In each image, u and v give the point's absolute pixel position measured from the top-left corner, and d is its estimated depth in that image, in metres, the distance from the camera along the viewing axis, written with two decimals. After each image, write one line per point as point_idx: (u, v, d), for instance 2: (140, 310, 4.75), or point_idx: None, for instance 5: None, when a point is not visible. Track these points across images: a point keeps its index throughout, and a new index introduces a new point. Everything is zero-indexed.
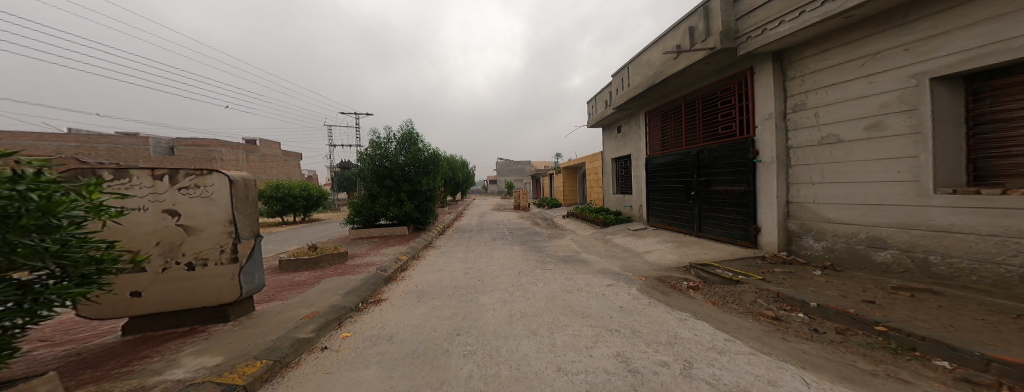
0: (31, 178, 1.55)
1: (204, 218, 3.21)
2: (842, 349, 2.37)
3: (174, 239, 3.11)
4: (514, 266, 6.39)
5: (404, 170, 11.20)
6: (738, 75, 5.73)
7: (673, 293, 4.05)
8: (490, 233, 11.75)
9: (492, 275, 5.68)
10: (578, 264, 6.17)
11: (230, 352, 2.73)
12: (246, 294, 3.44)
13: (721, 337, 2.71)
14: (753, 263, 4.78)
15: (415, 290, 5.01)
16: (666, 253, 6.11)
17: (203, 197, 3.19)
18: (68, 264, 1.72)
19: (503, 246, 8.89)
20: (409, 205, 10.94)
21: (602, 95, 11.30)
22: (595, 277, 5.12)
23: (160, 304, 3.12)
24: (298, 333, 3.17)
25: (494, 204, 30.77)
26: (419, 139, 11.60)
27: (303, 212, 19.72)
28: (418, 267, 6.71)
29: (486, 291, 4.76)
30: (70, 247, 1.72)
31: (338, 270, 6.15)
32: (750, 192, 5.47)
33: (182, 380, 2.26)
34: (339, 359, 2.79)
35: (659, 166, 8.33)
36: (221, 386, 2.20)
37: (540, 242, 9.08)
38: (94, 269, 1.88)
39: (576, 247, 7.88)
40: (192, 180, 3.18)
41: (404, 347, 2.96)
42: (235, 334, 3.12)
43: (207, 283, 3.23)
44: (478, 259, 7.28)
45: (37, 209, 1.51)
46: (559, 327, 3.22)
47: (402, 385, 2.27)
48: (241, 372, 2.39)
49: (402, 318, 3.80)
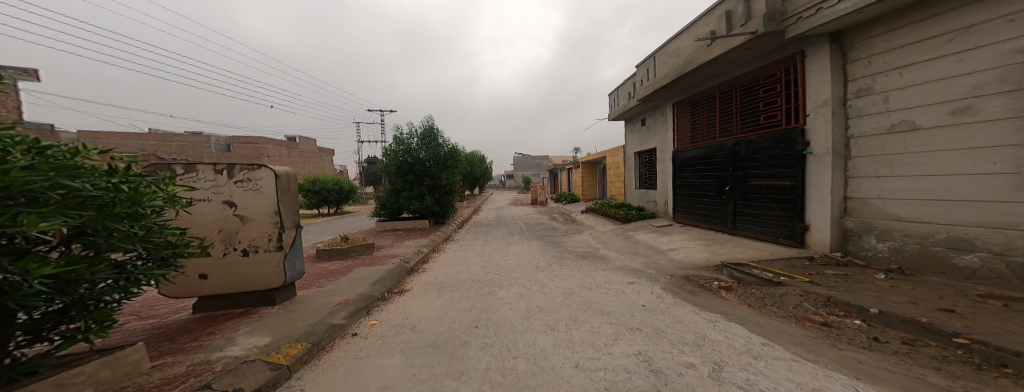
0: (123, 172, 1.96)
1: (254, 209, 3.41)
2: (908, 362, 2.17)
3: (231, 228, 3.33)
4: (530, 261, 6.36)
5: (425, 165, 11.41)
6: (786, 60, 5.36)
7: (701, 293, 3.88)
8: (507, 227, 11.76)
9: (508, 269, 5.69)
10: (597, 261, 6.06)
11: (276, 334, 2.89)
12: (289, 280, 3.61)
13: (756, 341, 2.57)
14: (799, 264, 4.50)
15: (435, 281, 5.12)
16: (693, 251, 5.87)
17: (253, 190, 3.39)
18: (152, 247, 2.09)
19: (519, 240, 8.87)
20: (429, 199, 11.15)
21: (624, 87, 11.01)
22: (615, 274, 5.00)
23: (219, 287, 3.37)
24: (332, 318, 3.31)
25: (510, 199, 30.74)
26: (438, 134, 11.79)
27: (334, 205, 20.51)
28: (438, 260, 6.84)
29: (502, 285, 4.77)
30: (153, 232, 2.10)
31: (366, 260, 6.41)
32: (799, 187, 5.12)
33: (238, 357, 2.46)
34: (366, 345, 2.88)
35: (688, 159, 8.00)
36: (268, 365, 2.35)
37: (560, 237, 9.01)
38: (170, 252, 2.24)
39: (595, 243, 7.73)
40: (241, 175, 3.37)
41: (425, 337, 3.01)
42: (279, 317, 3.30)
43: (257, 269, 3.42)
44: (496, 253, 7.33)
45: (127, 199, 1.91)
46: (576, 323, 3.17)
47: (422, 373, 2.31)
48: (285, 352, 2.55)
49: (423, 308, 3.89)
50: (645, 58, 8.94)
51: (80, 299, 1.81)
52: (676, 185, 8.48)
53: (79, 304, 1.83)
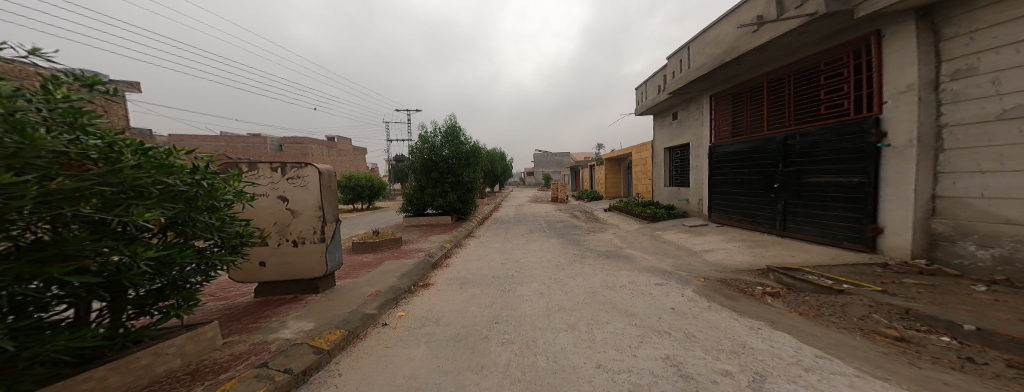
0: (204, 170, 2.37)
1: (303, 204, 3.66)
2: (1012, 387, 1.90)
3: (284, 220, 3.61)
4: (551, 258, 6.30)
5: (448, 163, 11.62)
6: (856, 41, 4.88)
7: (739, 298, 3.65)
8: (527, 224, 11.72)
9: (528, 266, 5.66)
10: (621, 261, 5.89)
11: (320, 320, 3.11)
12: (330, 270, 3.82)
13: (807, 352, 2.37)
14: (870, 272, 4.07)
15: (457, 276, 5.19)
16: (732, 254, 5.54)
17: (301, 186, 3.63)
18: (226, 236, 2.56)
19: (540, 238, 8.81)
20: (452, 196, 11.32)
21: (653, 80, 10.62)
22: (641, 275, 4.83)
23: (273, 274, 3.65)
24: (365, 308, 3.45)
25: (530, 196, 30.64)
26: (461, 132, 11.94)
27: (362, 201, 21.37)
28: (460, 255, 6.94)
29: (522, 282, 4.73)
30: (227, 223, 2.55)
31: (394, 254, 6.63)
32: (871, 183, 4.67)
33: (289, 340, 2.72)
34: (396, 335, 2.96)
35: (728, 154, 7.61)
36: (312, 349, 2.56)
37: (582, 235, 8.85)
38: (239, 241, 2.72)
39: (619, 242, 7.51)
40: (293, 172, 3.63)
41: (448, 330, 3.04)
42: (322, 305, 3.52)
43: (304, 258, 3.66)
44: (516, 250, 7.31)
45: (206, 194, 2.35)
46: (599, 323, 3.08)
47: (445, 365, 2.38)
48: (326, 338, 2.74)
49: (446, 302, 3.94)
50: (677, 49, 8.57)
51: (174, 280, 2.27)
52: (715, 183, 8.08)
53: (172, 285, 2.26)
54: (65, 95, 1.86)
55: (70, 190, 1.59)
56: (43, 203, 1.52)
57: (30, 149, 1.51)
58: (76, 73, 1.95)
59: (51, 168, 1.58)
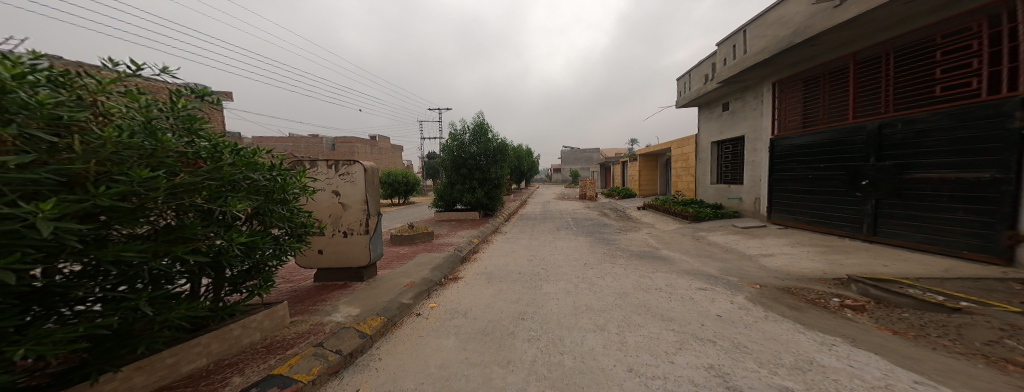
0: (279, 167, 2.78)
1: (352, 198, 4.29)
2: None
3: (337, 212, 4.26)
4: (579, 256, 6.17)
5: (476, 159, 11.77)
6: (992, 7, 4.18)
7: (792, 307, 3.35)
8: (554, 222, 11.58)
9: (555, 264, 5.58)
10: (657, 262, 5.61)
11: (365, 306, 3.50)
12: (372, 259, 4.40)
13: (895, 375, 2.07)
14: (999, 290, 3.40)
15: (485, 271, 5.23)
16: (794, 260, 5.01)
17: (350, 181, 4.25)
18: (295, 225, 2.93)
19: (566, 236, 8.65)
20: (480, 192, 11.42)
21: (700, 68, 9.99)
22: (678, 278, 4.58)
23: (329, 260, 4.32)
24: (402, 298, 3.78)
25: (557, 193, 30.24)
26: (489, 129, 12.00)
27: (396, 196, 22.23)
28: (487, 250, 7.02)
29: (549, 279, 4.66)
30: (296, 214, 2.93)
31: (426, 247, 6.87)
32: (1009, 181, 3.98)
33: (339, 323, 3.07)
34: (428, 326, 3.23)
35: (798, 148, 6.93)
36: (357, 333, 2.88)
37: (613, 234, 8.57)
38: (304, 231, 3.08)
39: (655, 243, 7.16)
40: (346, 168, 4.25)
41: (476, 324, 3.23)
42: (366, 291, 3.99)
43: (352, 247, 4.27)
44: (542, 247, 7.23)
45: (280, 188, 2.73)
46: (631, 326, 2.99)
47: (473, 357, 2.56)
48: (368, 323, 3.07)
49: (473, 296, 4.08)
50: (732, 32, 7.97)
51: (257, 264, 2.62)
52: (778, 179, 7.44)
53: (256, 267, 2.65)
54: (182, 103, 2.22)
55: (189, 184, 1.94)
56: (171, 194, 1.86)
57: (162, 149, 1.84)
58: (192, 87, 2.33)
59: (175, 164, 1.92)
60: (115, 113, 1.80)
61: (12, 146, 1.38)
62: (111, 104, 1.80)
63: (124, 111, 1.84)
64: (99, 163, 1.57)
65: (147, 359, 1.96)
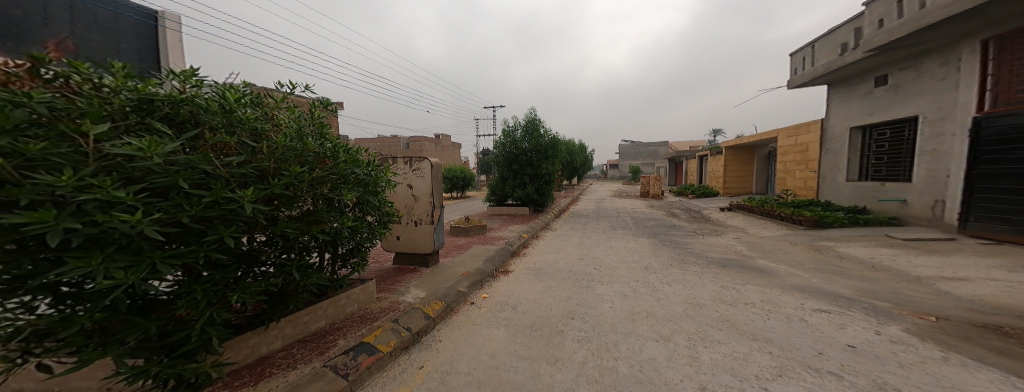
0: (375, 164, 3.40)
1: (422, 191, 4.79)
2: None
3: (410, 204, 4.82)
4: (636, 259, 5.91)
5: (528, 156, 11.62)
6: None
7: (934, 338, 2.69)
8: (608, 220, 11.06)
9: (610, 265, 5.52)
10: (751, 273, 4.82)
11: (429, 290, 4.06)
12: (436, 248, 4.88)
13: None
14: None
15: (533, 267, 5.54)
16: (1000, 289, 3.69)
17: (421, 176, 4.76)
18: (385, 213, 3.52)
19: (622, 235, 8.25)
20: (530, 187, 11.29)
21: (840, 35, 8.35)
22: (757, 290, 4.11)
23: (402, 246, 4.94)
24: (460, 286, 4.29)
25: (613, 190, 28.67)
26: (540, 124, 11.82)
27: (456, 190, 23.56)
28: (537, 245, 7.17)
29: (602, 280, 4.70)
30: (386, 204, 3.53)
31: (480, 239, 7.16)
32: None
33: (410, 303, 3.65)
34: (482, 314, 3.65)
35: None
36: (422, 313, 3.42)
37: (677, 236, 7.94)
38: (390, 217, 3.69)
39: (750, 250, 6.08)
40: (417, 164, 4.76)
41: (525, 318, 3.47)
42: (430, 277, 4.54)
43: (421, 236, 4.81)
44: (596, 246, 7.10)
45: (376, 181, 3.34)
46: (705, 341, 2.80)
47: (522, 351, 2.78)
48: (432, 306, 3.61)
49: (524, 291, 4.38)
50: None
51: (359, 244, 3.26)
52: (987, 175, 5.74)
53: (358, 248, 3.28)
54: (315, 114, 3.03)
55: (320, 178, 2.67)
56: (311, 185, 2.60)
57: (305, 151, 2.62)
58: (321, 100, 3.18)
59: (312, 162, 2.66)
60: (281, 124, 2.65)
61: (236, 148, 2.21)
62: (277, 117, 2.65)
63: (285, 122, 2.71)
64: (274, 161, 2.37)
65: (292, 315, 2.79)
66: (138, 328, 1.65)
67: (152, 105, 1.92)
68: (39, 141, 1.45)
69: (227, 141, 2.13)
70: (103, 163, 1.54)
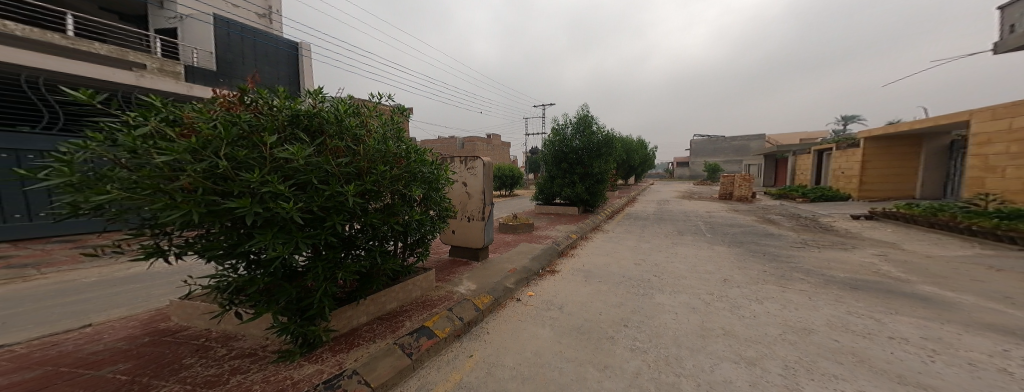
0: (437, 164, 3.82)
1: (475, 188, 5.23)
2: None
3: (464, 200, 5.27)
4: (703, 268, 5.34)
5: (579, 154, 10.93)
6: None
7: None
8: (670, 223, 10.10)
9: (672, 273, 5.10)
10: (888, 299, 3.78)
11: (479, 284, 4.33)
12: (485, 243, 5.27)
13: None
14: None
15: (583, 268, 5.51)
16: None
17: (474, 174, 5.18)
18: (443, 208, 3.93)
19: (686, 241, 7.51)
20: (580, 187, 10.60)
21: None
22: (872, 315, 3.35)
23: (456, 239, 5.43)
24: (507, 282, 4.50)
25: (679, 191, 25.97)
26: (593, 121, 11.06)
27: (504, 188, 23.77)
28: (586, 247, 7.06)
29: (661, 289, 4.40)
30: (444, 200, 3.95)
31: (526, 237, 7.35)
32: None
33: (463, 295, 3.94)
34: (528, 311, 3.79)
35: None
36: (473, 305, 3.67)
37: (757, 245, 6.88)
38: (447, 212, 4.08)
39: (886, 273, 4.75)
40: (470, 163, 5.18)
41: (571, 320, 3.47)
42: (480, 271, 4.88)
43: (474, 230, 5.24)
44: (655, 251, 6.60)
45: (437, 178, 3.75)
46: (804, 370, 2.35)
47: (567, 352, 2.77)
48: (483, 299, 3.85)
49: (571, 292, 4.39)
50: None
51: (422, 235, 3.72)
52: None
53: (421, 238, 3.74)
54: (393, 119, 3.50)
55: (397, 176, 3.12)
56: (391, 182, 3.06)
57: (388, 151, 3.03)
58: (399, 108, 3.64)
59: (394, 161, 3.11)
60: (372, 130, 3.05)
61: (346, 150, 2.72)
62: (369, 121, 3.13)
63: (375, 128, 3.11)
64: (368, 161, 2.83)
65: (375, 295, 3.33)
66: (286, 292, 2.33)
67: (298, 119, 2.52)
68: (244, 148, 2.17)
69: (340, 145, 2.63)
70: (273, 165, 2.22)
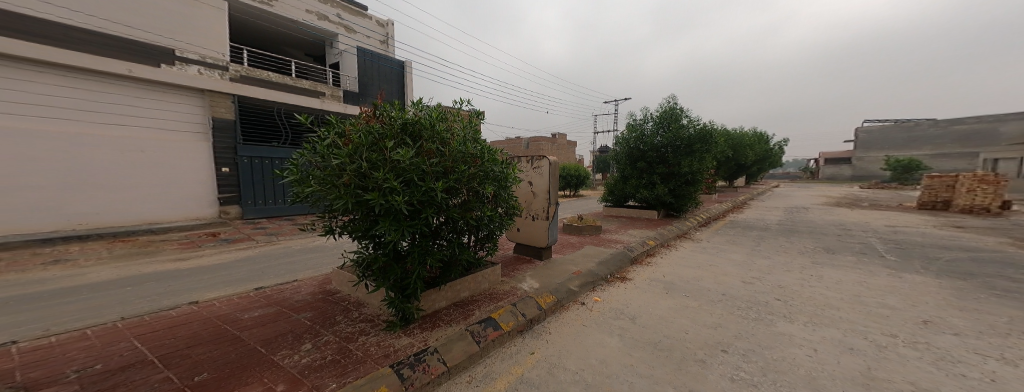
0: (509, 163, 3.66)
1: (541, 187, 5.00)
2: None
3: (529, 198, 5.10)
4: (849, 295, 3.89)
5: (661, 152, 9.53)
6: None
7: None
8: (796, 236, 7.86)
9: (797, 296, 3.85)
10: None
11: (542, 283, 4.06)
12: (548, 243, 5.00)
13: None
14: None
15: (662, 279, 4.66)
16: None
17: (540, 173, 4.97)
18: (512, 207, 3.75)
19: (819, 259, 5.69)
20: (661, 188, 9.16)
21: None
22: None
23: (520, 237, 5.30)
24: (570, 283, 4.10)
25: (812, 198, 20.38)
26: (681, 114, 9.50)
27: (570, 189, 22.49)
28: (666, 257, 6.04)
29: (781, 314, 3.33)
30: (513, 198, 3.75)
31: (595, 240, 6.71)
32: None
33: (528, 292, 3.73)
34: (592, 317, 3.37)
35: None
36: (536, 303, 3.42)
37: (954, 275, 4.68)
38: (516, 211, 3.88)
39: None
40: (536, 163, 4.98)
41: (645, 333, 2.93)
42: (544, 270, 4.58)
43: (538, 229, 5.02)
44: (766, 268, 5.17)
45: (509, 176, 3.58)
46: None
47: (639, 367, 2.34)
48: (546, 299, 3.57)
49: (646, 303, 3.74)
50: None
51: (493, 233, 3.61)
52: None
53: (491, 234, 3.62)
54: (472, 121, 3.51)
55: (473, 175, 3.10)
56: (467, 180, 3.05)
57: (466, 151, 3.04)
58: (475, 111, 3.64)
59: (471, 160, 3.11)
60: (456, 133, 3.13)
61: (437, 151, 2.87)
62: (451, 124, 3.22)
63: (457, 130, 3.17)
64: (450, 160, 2.92)
65: (452, 284, 3.39)
66: (395, 271, 2.61)
67: (406, 128, 2.82)
68: (376, 153, 2.58)
69: (431, 148, 2.79)
70: (391, 166, 2.54)
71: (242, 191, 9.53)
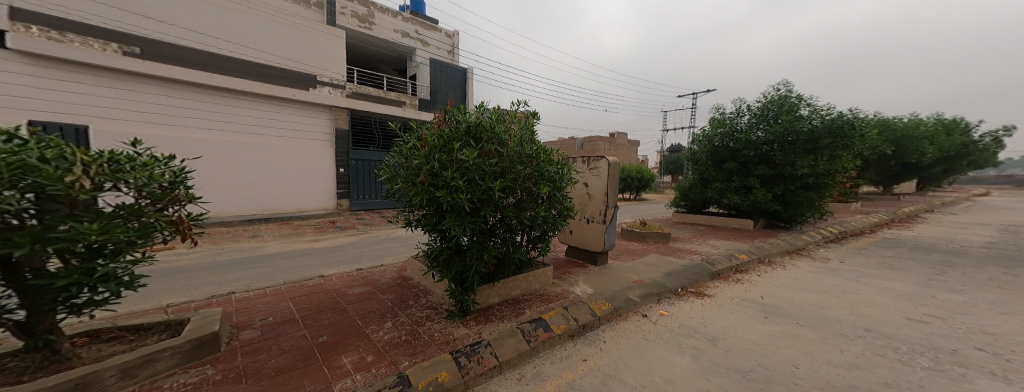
0: (561, 164, 4.05)
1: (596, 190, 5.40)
2: None
3: (584, 200, 5.57)
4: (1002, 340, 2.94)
5: (761, 151, 8.66)
6: None
7: None
8: (923, 255, 6.47)
9: (895, 328, 3.22)
10: None
11: (596, 288, 4.29)
12: (606, 248, 5.38)
13: None
14: None
15: (763, 299, 4.18)
16: None
17: (597, 174, 5.37)
18: (563, 207, 4.13)
19: (981, 290, 4.31)
20: (760, 193, 8.30)
21: None
22: None
23: (576, 238, 5.82)
24: (630, 292, 4.19)
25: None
26: (796, 103, 8.41)
27: (628, 192, 22.66)
28: (764, 274, 5.35)
29: (821, 335, 3.11)
30: (567, 197, 4.12)
31: (661, 249, 6.76)
32: None
33: (578, 295, 4.00)
34: (655, 330, 3.36)
35: None
36: (589, 308, 3.64)
37: None
38: (568, 213, 4.27)
39: None
40: (595, 163, 5.37)
41: (666, 338, 3.13)
42: (600, 276, 4.81)
43: (592, 235, 5.50)
44: (922, 303, 3.90)
45: (561, 178, 3.95)
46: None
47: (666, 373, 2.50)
48: (600, 304, 3.75)
49: (699, 313, 3.78)
50: None
51: (544, 233, 4.06)
52: None
53: (543, 235, 4.11)
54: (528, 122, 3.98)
55: (528, 176, 3.58)
56: (519, 179, 3.50)
57: (522, 151, 3.57)
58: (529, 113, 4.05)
59: (522, 161, 3.56)
60: (513, 133, 3.66)
61: (493, 153, 3.42)
62: (508, 124, 3.76)
63: (514, 131, 3.70)
64: (507, 161, 3.45)
65: (506, 280, 3.94)
66: (456, 265, 3.25)
67: (470, 130, 3.41)
68: (445, 153, 3.27)
69: (489, 149, 3.35)
70: (457, 167, 3.17)
71: (351, 187, 12.29)
